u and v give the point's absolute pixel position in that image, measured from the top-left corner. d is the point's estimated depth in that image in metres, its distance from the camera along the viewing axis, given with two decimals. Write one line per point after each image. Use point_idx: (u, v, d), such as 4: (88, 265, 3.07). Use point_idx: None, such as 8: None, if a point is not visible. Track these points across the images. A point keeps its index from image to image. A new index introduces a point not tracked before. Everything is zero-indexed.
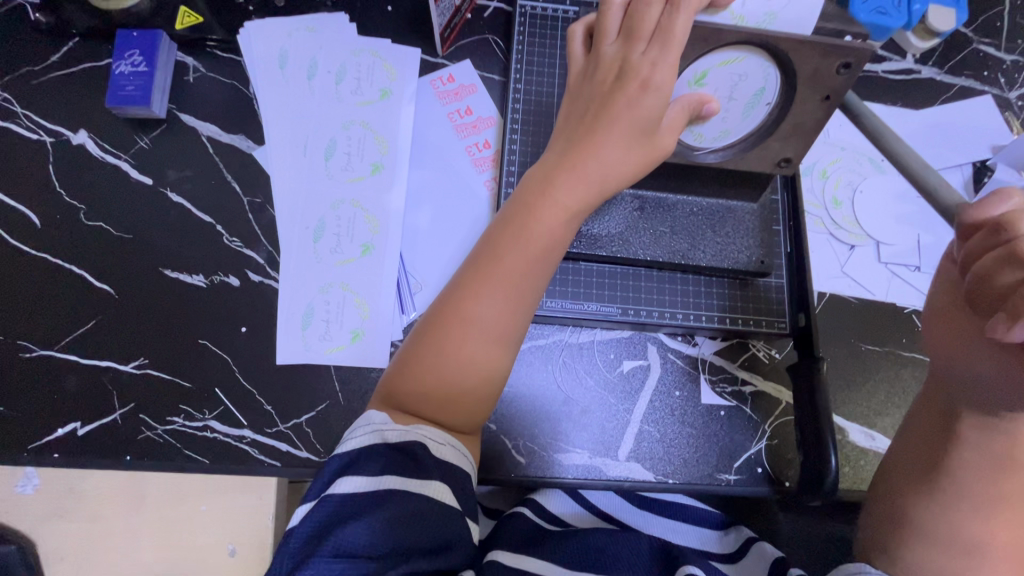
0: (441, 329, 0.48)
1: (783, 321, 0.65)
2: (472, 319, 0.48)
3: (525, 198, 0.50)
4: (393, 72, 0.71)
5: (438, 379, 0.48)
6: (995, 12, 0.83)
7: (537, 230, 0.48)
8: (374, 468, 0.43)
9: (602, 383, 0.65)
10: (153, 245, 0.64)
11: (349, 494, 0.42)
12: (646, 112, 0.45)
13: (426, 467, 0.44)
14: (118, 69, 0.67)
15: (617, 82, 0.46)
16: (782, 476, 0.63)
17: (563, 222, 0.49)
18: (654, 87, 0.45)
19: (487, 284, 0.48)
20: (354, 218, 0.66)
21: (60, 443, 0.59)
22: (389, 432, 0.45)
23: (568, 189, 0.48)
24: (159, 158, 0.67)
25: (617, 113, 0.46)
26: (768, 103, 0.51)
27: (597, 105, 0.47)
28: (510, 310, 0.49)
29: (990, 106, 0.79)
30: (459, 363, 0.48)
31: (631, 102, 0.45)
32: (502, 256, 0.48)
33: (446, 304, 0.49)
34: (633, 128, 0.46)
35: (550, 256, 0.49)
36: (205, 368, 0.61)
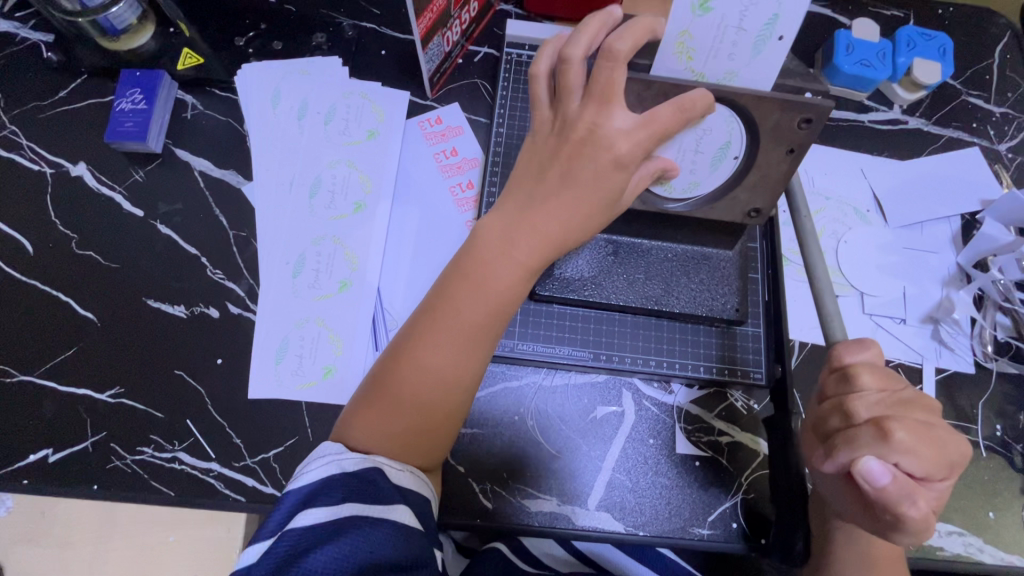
0: (395, 375, 0.48)
1: (760, 371, 0.64)
2: (424, 364, 0.48)
3: (480, 246, 0.49)
4: (381, 113, 0.73)
5: (389, 423, 0.48)
6: (983, 66, 0.83)
7: (495, 283, 0.48)
8: (332, 497, 0.43)
9: (574, 428, 0.64)
10: (139, 274, 0.66)
11: (309, 526, 0.42)
12: (615, 178, 0.47)
13: (385, 492, 0.45)
14: (119, 106, 0.70)
15: (586, 145, 0.46)
16: (759, 534, 0.61)
17: (520, 275, 0.49)
18: (619, 155, 0.46)
19: (441, 331, 0.48)
20: (334, 255, 0.67)
21: (29, 469, 0.59)
22: (346, 461, 0.46)
23: (528, 245, 0.48)
24: (152, 191, 0.70)
25: (580, 175, 0.47)
26: (736, 155, 0.51)
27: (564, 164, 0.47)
28: (464, 358, 0.49)
29: (979, 157, 0.78)
30: (412, 409, 0.48)
31: (597, 167, 0.46)
32: (458, 306, 0.48)
33: (400, 349, 0.49)
34: (597, 192, 0.47)
35: (507, 305, 0.50)
36: (178, 399, 0.62)
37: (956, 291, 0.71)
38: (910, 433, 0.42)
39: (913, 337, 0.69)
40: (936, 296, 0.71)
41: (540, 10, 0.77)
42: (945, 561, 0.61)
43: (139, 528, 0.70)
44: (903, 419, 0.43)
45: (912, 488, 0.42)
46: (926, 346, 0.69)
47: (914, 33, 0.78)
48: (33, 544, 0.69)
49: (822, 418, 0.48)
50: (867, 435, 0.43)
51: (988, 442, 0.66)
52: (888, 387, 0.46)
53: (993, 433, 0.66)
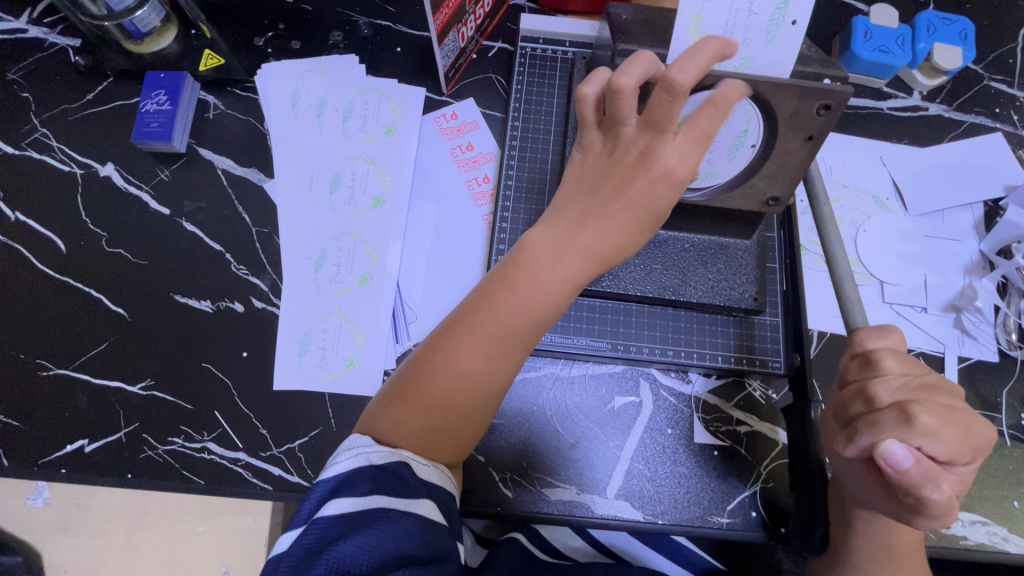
0: (426, 375, 0.49)
1: (779, 360, 0.64)
2: (460, 367, 0.49)
3: (527, 256, 0.50)
4: (397, 110, 0.74)
5: (417, 420, 0.49)
6: (1006, 50, 0.82)
7: (538, 296, 0.49)
8: (360, 488, 0.45)
9: (592, 419, 0.65)
10: (167, 271, 0.68)
11: (336, 516, 0.44)
12: (661, 200, 0.49)
13: (410, 487, 0.46)
14: (144, 108, 0.72)
15: (639, 168, 0.47)
16: (779, 522, 0.61)
17: (560, 290, 0.50)
18: (674, 175, 0.47)
19: (474, 337, 0.49)
20: (354, 249, 0.68)
21: (67, 459, 0.61)
22: (375, 454, 0.47)
23: (572, 258, 0.50)
24: (177, 190, 0.72)
25: (632, 193, 0.48)
26: (754, 144, 0.51)
27: (616, 183, 0.48)
28: (497, 364, 0.50)
29: (1003, 143, 0.77)
30: (442, 411, 0.49)
31: (649, 185, 0.48)
32: (494, 313, 0.49)
33: (434, 350, 0.50)
34: (645, 210, 0.49)
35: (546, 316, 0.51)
36: (206, 392, 0.64)
37: (979, 279, 0.70)
38: (935, 417, 0.42)
39: (935, 326, 0.69)
40: (958, 284, 0.70)
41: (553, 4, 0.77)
42: (968, 550, 0.61)
43: (170, 518, 0.73)
44: (926, 403, 0.43)
45: (935, 472, 0.41)
46: (948, 335, 0.68)
47: (934, 18, 0.77)
48: (70, 532, 0.72)
49: (843, 404, 0.48)
50: (891, 419, 0.43)
51: (1013, 431, 0.65)
52: (910, 371, 0.46)
53: (1018, 422, 0.65)
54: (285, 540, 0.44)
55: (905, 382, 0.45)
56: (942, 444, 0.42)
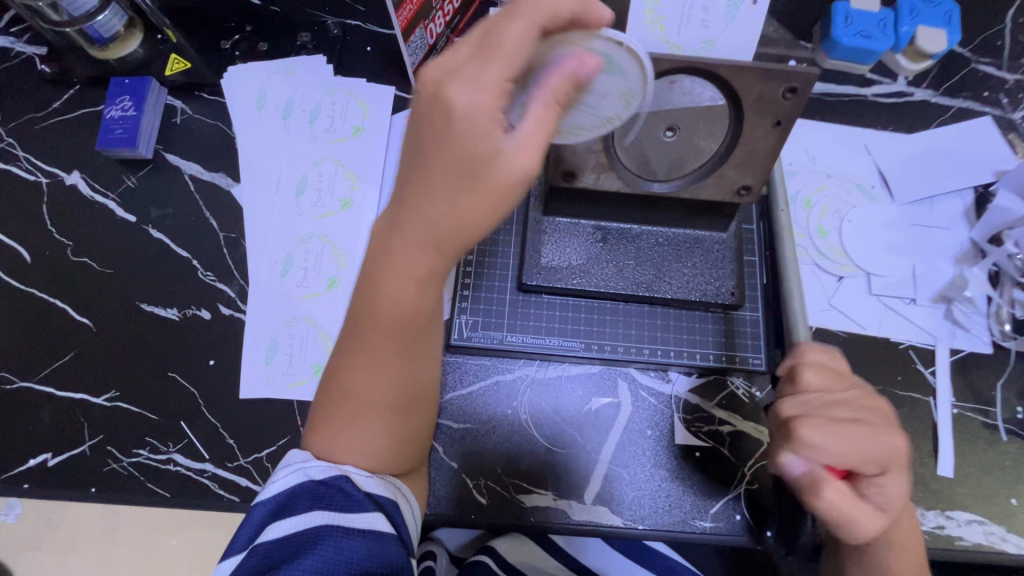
0: (334, 403, 0.48)
1: (760, 356, 0.62)
2: (353, 394, 0.47)
3: (372, 259, 0.44)
4: (366, 109, 0.72)
5: (346, 445, 0.47)
6: (995, 31, 0.79)
7: (393, 298, 0.43)
8: (300, 507, 0.45)
9: (569, 421, 0.63)
10: (134, 279, 0.67)
11: (279, 536, 0.44)
12: (467, 147, 0.38)
13: (353, 500, 0.46)
14: (109, 114, 0.71)
15: (439, 115, 0.38)
16: (764, 526, 0.59)
17: (417, 291, 0.43)
18: (469, 111, 0.37)
19: (362, 358, 0.46)
20: (322, 252, 0.67)
21: (30, 474, 0.60)
22: (313, 469, 0.47)
23: (416, 248, 0.41)
24: (144, 197, 0.70)
25: (434, 150, 0.39)
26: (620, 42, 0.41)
27: (428, 132, 0.39)
28: (388, 375, 0.46)
29: (992, 127, 0.74)
30: (357, 434, 0.47)
31: (447, 134, 0.38)
32: (368, 334, 0.45)
33: (332, 374, 0.48)
34: (456, 167, 0.38)
35: (419, 316, 0.44)
36: (173, 401, 0.62)
37: (970, 268, 0.67)
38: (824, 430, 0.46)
39: (925, 318, 0.66)
40: (949, 273, 0.68)
41: None
42: (964, 551, 0.58)
43: None
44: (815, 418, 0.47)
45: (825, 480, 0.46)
46: (939, 327, 0.66)
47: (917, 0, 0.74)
48: None
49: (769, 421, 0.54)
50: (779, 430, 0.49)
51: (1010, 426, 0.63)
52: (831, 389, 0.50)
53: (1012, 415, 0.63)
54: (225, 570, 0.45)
55: (821, 399, 0.49)
56: (848, 459, 0.46)
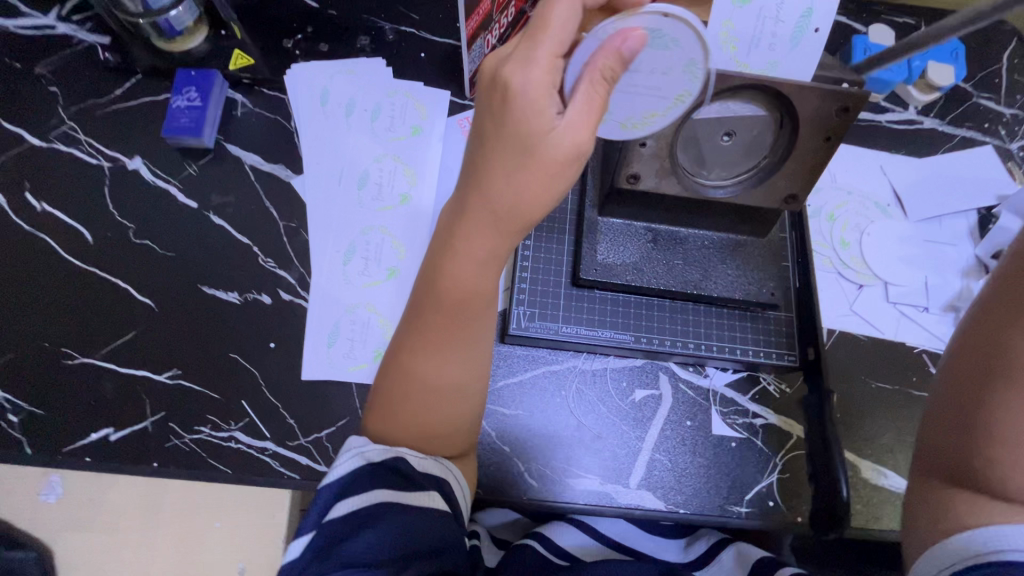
0: (390, 384, 0.52)
1: (794, 354, 0.66)
2: (416, 375, 0.51)
3: (438, 250, 0.50)
4: (423, 111, 0.76)
5: (400, 422, 0.51)
6: (993, 69, 0.87)
7: (460, 280, 0.50)
8: (363, 487, 0.46)
9: (614, 411, 0.67)
10: (195, 262, 0.69)
11: (345, 515, 0.45)
12: (530, 129, 0.43)
13: (413, 480, 0.48)
14: (175, 104, 0.73)
15: (504, 107, 0.43)
16: (796, 511, 0.63)
17: (476, 269, 0.49)
18: (528, 96, 0.42)
19: (417, 334, 0.52)
20: (382, 244, 0.70)
21: (91, 448, 0.61)
22: (371, 452, 0.49)
23: (481, 233, 0.48)
24: (205, 185, 0.73)
25: (500, 137, 0.44)
26: (665, 13, 0.43)
27: (490, 118, 0.44)
28: (447, 357, 0.51)
29: (993, 155, 0.82)
30: (409, 412, 0.51)
31: (514, 123, 0.43)
32: (428, 309, 0.51)
33: (393, 355, 0.53)
34: (522, 145, 0.43)
35: (475, 300, 0.51)
36: (234, 381, 0.64)
37: (976, 282, 0.74)
38: None
39: (937, 326, 0.72)
40: (958, 286, 0.74)
41: None
42: None
43: (185, 514, 0.72)
44: None
45: None
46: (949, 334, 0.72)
47: None
48: (82, 528, 0.71)
49: None
50: None
51: None
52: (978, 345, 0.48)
53: None
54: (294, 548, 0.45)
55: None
56: None
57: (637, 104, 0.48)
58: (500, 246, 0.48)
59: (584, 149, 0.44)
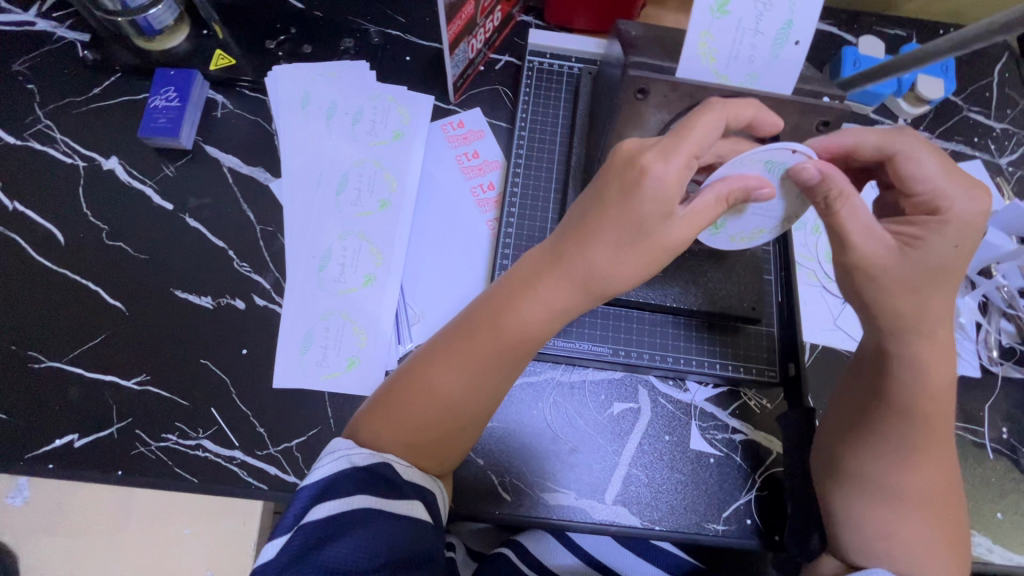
0: (403, 392, 0.49)
1: (774, 370, 0.66)
2: (434, 387, 0.49)
3: (506, 287, 0.50)
4: (406, 115, 0.75)
5: (394, 429, 0.48)
6: (984, 83, 0.86)
7: (521, 329, 0.48)
8: (345, 491, 0.45)
9: (592, 424, 0.65)
10: (168, 265, 0.68)
11: (322, 519, 0.43)
12: (640, 213, 0.44)
13: (395, 488, 0.46)
14: (153, 103, 0.72)
15: (628, 185, 0.45)
16: (774, 530, 0.62)
17: (545, 318, 0.48)
18: (654, 185, 0.44)
19: (451, 357, 0.49)
20: (360, 250, 0.69)
21: (54, 454, 0.60)
22: (356, 456, 0.47)
23: (561, 288, 0.48)
24: (181, 186, 0.72)
25: (613, 214, 0.45)
26: (795, 149, 0.46)
27: (616, 193, 0.45)
28: (472, 381, 0.49)
29: (980, 170, 0.81)
30: (410, 420, 0.49)
31: (632, 206, 0.45)
32: (476, 340, 0.49)
33: (416, 364, 0.51)
34: (630, 232, 0.45)
35: (521, 348, 0.49)
36: (204, 388, 0.63)
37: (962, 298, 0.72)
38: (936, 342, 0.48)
39: None
40: None
41: (559, 22, 0.79)
42: None
43: (154, 522, 0.70)
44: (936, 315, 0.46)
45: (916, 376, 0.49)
46: None
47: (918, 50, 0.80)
48: (48, 534, 0.69)
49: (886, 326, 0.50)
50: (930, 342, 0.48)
51: (996, 444, 0.67)
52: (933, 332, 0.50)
53: (999, 436, 0.67)
54: (268, 551, 0.44)
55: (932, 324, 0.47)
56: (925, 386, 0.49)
57: (749, 223, 0.54)
58: (573, 307, 0.48)
59: (682, 245, 0.46)
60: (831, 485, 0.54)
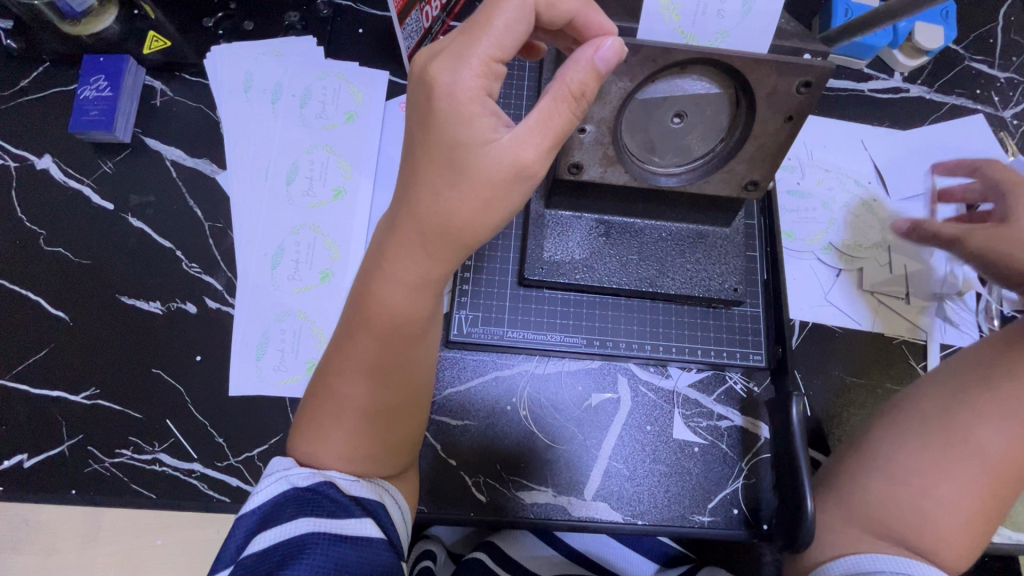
0: (315, 411, 0.46)
1: (759, 353, 0.63)
2: (340, 398, 0.46)
3: (370, 266, 0.45)
4: (359, 95, 0.70)
5: (324, 450, 0.45)
6: (989, 28, 0.79)
7: (392, 311, 0.44)
8: (285, 514, 0.41)
9: (568, 417, 0.62)
10: (113, 270, 0.64)
11: (263, 548, 0.40)
12: (464, 147, 0.39)
13: (341, 505, 0.42)
14: (82, 94, 0.66)
15: (437, 111, 0.39)
16: (761, 519, 0.59)
17: (419, 285, 0.44)
18: (466, 110, 0.38)
19: (345, 358, 0.46)
20: (314, 244, 0.65)
21: (5, 476, 0.57)
22: (296, 476, 0.44)
23: (414, 254, 0.42)
24: (122, 183, 0.67)
25: (436, 153, 0.39)
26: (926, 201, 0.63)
27: (447, 121, 0.39)
28: (371, 380, 0.45)
29: (983, 125, 0.75)
30: (331, 436, 0.45)
31: (453, 143, 0.39)
32: (355, 337, 0.45)
33: (320, 376, 0.47)
34: (458, 172, 0.39)
35: (402, 328, 0.45)
36: (158, 399, 0.59)
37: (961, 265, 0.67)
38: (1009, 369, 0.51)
39: (917, 314, 0.66)
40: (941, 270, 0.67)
41: None
42: None
43: (125, 535, 0.68)
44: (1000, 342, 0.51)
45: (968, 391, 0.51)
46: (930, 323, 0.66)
47: None
48: (12, 553, 0.67)
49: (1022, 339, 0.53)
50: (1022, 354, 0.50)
51: None
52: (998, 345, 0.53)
53: None
54: None
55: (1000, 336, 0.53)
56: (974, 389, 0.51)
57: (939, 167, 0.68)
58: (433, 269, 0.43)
59: (526, 171, 0.39)
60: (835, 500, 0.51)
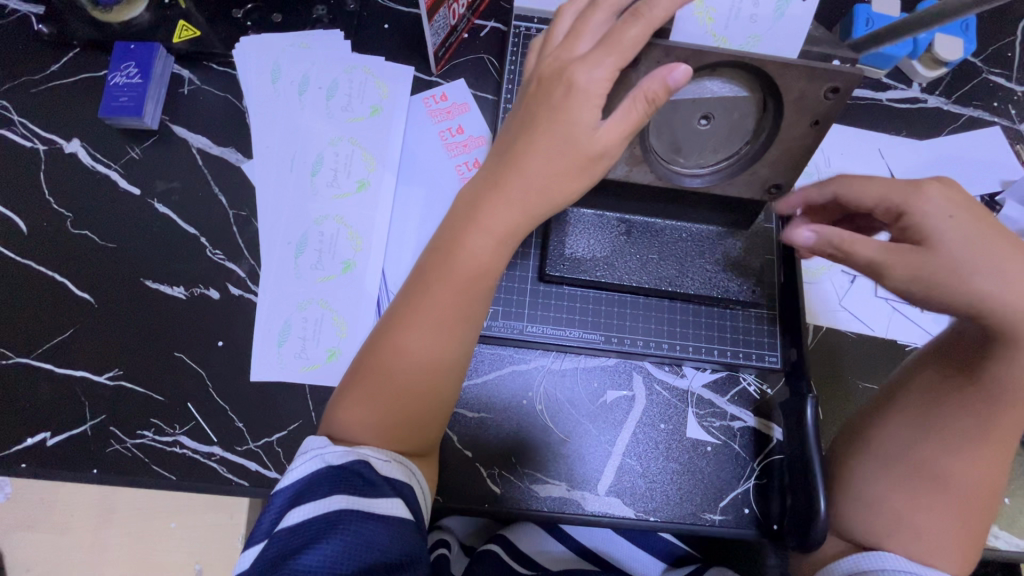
0: (380, 368, 0.47)
1: (775, 355, 0.63)
2: (412, 355, 0.47)
3: (454, 224, 0.47)
4: (385, 89, 0.71)
5: (391, 408, 0.46)
6: (1008, 42, 0.80)
7: (473, 268, 0.47)
8: (318, 492, 0.42)
9: (584, 413, 0.63)
10: (137, 254, 0.64)
11: (296, 524, 0.41)
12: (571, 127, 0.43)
13: (374, 485, 0.43)
14: (113, 81, 0.67)
15: (550, 89, 0.44)
16: (772, 519, 0.60)
17: (494, 248, 0.47)
18: (579, 96, 0.43)
19: (424, 314, 0.47)
20: (337, 235, 0.65)
21: (27, 453, 0.58)
22: (330, 454, 0.44)
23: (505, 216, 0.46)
24: (148, 169, 0.67)
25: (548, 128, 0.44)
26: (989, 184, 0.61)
27: (545, 108, 0.44)
28: (445, 337, 0.47)
29: (999, 138, 0.75)
30: (403, 391, 0.47)
31: (563, 120, 0.43)
32: (435, 290, 0.47)
33: (385, 332, 0.48)
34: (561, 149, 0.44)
35: (480, 284, 0.47)
36: (179, 383, 0.60)
37: None
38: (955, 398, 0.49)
39: (930, 323, 0.67)
40: None
41: None
42: None
43: (138, 516, 0.69)
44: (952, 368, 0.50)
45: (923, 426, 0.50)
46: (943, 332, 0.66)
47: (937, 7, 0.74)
48: (29, 530, 0.68)
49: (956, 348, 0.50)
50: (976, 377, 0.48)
51: None
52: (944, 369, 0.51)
53: None
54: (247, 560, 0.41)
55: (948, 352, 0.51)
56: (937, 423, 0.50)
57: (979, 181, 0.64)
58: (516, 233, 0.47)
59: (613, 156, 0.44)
60: (848, 502, 0.52)
